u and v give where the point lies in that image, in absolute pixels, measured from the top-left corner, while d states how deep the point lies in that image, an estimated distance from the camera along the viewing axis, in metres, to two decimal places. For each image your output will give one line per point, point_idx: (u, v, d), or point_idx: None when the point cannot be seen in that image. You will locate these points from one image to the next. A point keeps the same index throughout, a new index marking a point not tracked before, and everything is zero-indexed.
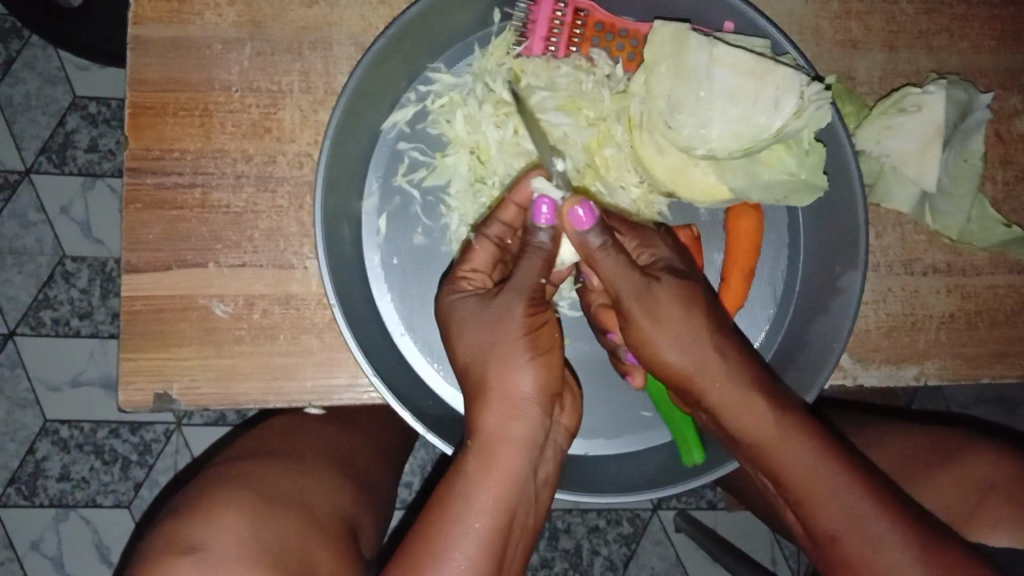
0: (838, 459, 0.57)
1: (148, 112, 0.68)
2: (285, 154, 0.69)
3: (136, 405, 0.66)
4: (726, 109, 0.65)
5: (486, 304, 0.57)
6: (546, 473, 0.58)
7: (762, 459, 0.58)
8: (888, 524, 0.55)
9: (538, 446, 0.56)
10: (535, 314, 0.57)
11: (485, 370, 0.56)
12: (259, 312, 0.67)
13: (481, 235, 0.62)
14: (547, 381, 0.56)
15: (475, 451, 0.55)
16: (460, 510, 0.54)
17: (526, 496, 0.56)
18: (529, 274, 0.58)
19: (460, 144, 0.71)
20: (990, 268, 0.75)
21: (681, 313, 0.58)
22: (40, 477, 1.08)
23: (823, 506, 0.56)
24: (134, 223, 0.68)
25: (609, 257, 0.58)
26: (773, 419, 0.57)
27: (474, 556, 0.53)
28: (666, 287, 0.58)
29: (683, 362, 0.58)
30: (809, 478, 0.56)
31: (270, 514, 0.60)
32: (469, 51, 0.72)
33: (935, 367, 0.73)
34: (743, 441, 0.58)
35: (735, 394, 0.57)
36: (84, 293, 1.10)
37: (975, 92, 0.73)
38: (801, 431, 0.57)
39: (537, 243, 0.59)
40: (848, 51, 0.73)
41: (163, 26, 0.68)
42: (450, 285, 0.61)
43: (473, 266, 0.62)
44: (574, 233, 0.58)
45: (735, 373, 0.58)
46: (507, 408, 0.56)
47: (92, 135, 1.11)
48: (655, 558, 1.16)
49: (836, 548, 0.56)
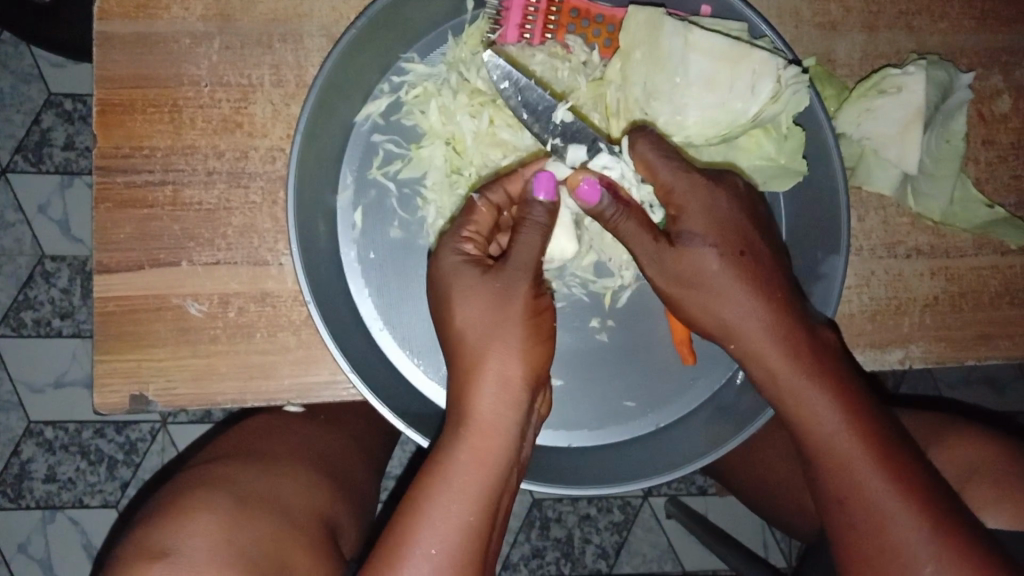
0: (862, 423, 0.56)
1: (116, 109, 0.67)
2: (257, 149, 0.67)
3: (113, 407, 0.66)
4: (703, 94, 0.64)
5: (492, 278, 0.55)
6: (524, 457, 0.58)
7: (788, 412, 0.58)
8: (897, 494, 0.55)
9: (522, 436, 0.56)
10: (535, 298, 0.55)
11: (480, 353, 0.54)
12: (235, 310, 0.66)
13: (483, 196, 0.60)
14: (535, 370, 0.55)
15: (466, 437, 0.54)
16: (447, 499, 0.53)
17: (508, 482, 0.56)
18: (528, 251, 0.56)
19: (434, 135, 0.70)
20: (974, 249, 0.74)
21: (715, 270, 0.57)
22: (25, 479, 1.07)
23: (836, 467, 0.56)
24: (105, 223, 0.66)
25: (623, 221, 0.57)
26: (802, 376, 0.57)
27: (458, 543, 0.53)
28: (694, 244, 0.57)
29: (716, 318, 0.58)
30: (828, 437, 0.56)
31: (246, 516, 0.59)
32: (442, 40, 0.71)
33: (920, 350, 0.73)
34: (771, 391, 0.59)
35: (769, 346, 0.57)
36: (65, 293, 1.09)
37: (956, 71, 0.72)
38: (827, 388, 0.57)
39: (533, 216, 0.58)
40: (828, 33, 0.72)
41: (129, 20, 0.66)
42: (451, 244, 0.58)
43: (474, 228, 0.59)
44: (586, 206, 0.57)
45: (768, 330, 0.57)
46: (496, 395, 0.54)
47: (69, 133, 1.10)
48: (646, 545, 1.16)
49: (843, 508, 0.57)
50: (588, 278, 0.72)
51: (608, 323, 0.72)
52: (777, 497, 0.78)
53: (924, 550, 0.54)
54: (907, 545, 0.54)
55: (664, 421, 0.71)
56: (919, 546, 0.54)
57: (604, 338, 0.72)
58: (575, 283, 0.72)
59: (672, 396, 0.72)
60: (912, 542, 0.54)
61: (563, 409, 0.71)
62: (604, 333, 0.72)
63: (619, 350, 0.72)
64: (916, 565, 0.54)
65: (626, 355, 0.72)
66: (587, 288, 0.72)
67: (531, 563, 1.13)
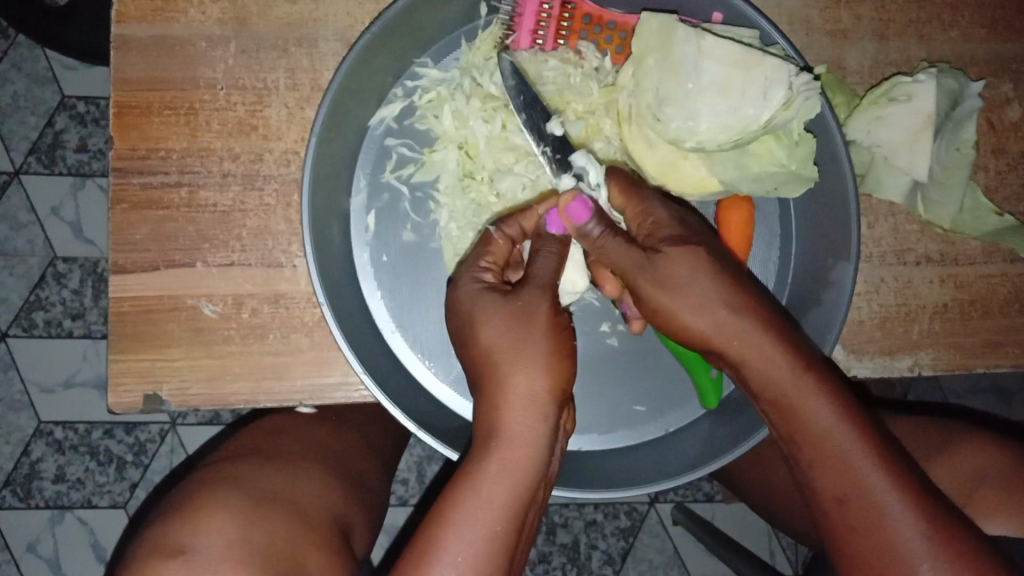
0: (857, 422, 0.56)
1: (133, 112, 0.67)
2: (271, 152, 0.68)
3: (126, 406, 0.66)
4: (715, 101, 0.64)
5: (509, 299, 0.56)
6: (551, 472, 0.57)
7: (781, 413, 0.57)
8: (895, 493, 0.54)
9: (551, 448, 0.56)
10: (556, 314, 0.56)
11: (508, 369, 0.55)
12: (249, 312, 0.67)
13: (499, 230, 0.61)
14: (561, 385, 0.55)
15: (493, 450, 0.54)
16: (474, 510, 0.53)
17: (535, 495, 0.55)
18: (545, 273, 0.58)
19: (448, 140, 0.71)
20: (983, 258, 0.74)
21: (699, 275, 0.56)
22: (35, 479, 1.08)
23: (832, 468, 0.55)
24: (121, 224, 0.67)
25: (610, 243, 0.58)
26: (797, 378, 0.56)
27: (485, 554, 0.53)
28: (674, 252, 0.56)
29: (702, 322, 0.56)
30: (823, 437, 0.55)
31: (261, 514, 0.59)
32: (456, 46, 0.72)
33: (929, 358, 0.73)
34: (763, 393, 0.57)
35: (754, 349, 0.56)
36: (76, 294, 1.10)
37: (966, 80, 0.73)
38: (821, 389, 0.56)
39: (549, 244, 0.59)
40: (839, 41, 0.72)
41: (147, 24, 0.67)
42: (471, 273, 0.59)
43: (490, 257, 0.60)
44: (573, 225, 0.58)
45: (757, 332, 0.56)
46: (526, 406, 0.54)
47: (82, 135, 1.11)
48: (652, 551, 1.16)
49: (842, 510, 0.56)
50: None
51: (618, 328, 0.72)
52: (785, 504, 0.78)
53: (921, 549, 0.53)
54: (904, 545, 0.54)
55: (673, 427, 0.72)
56: (914, 546, 0.53)
57: (614, 342, 0.72)
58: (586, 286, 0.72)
59: (681, 402, 0.72)
60: (913, 541, 0.54)
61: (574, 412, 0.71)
62: (613, 337, 0.72)
63: (628, 354, 0.72)
64: (913, 564, 0.53)
65: (635, 360, 0.72)
66: (598, 293, 0.72)
67: (538, 568, 1.13)
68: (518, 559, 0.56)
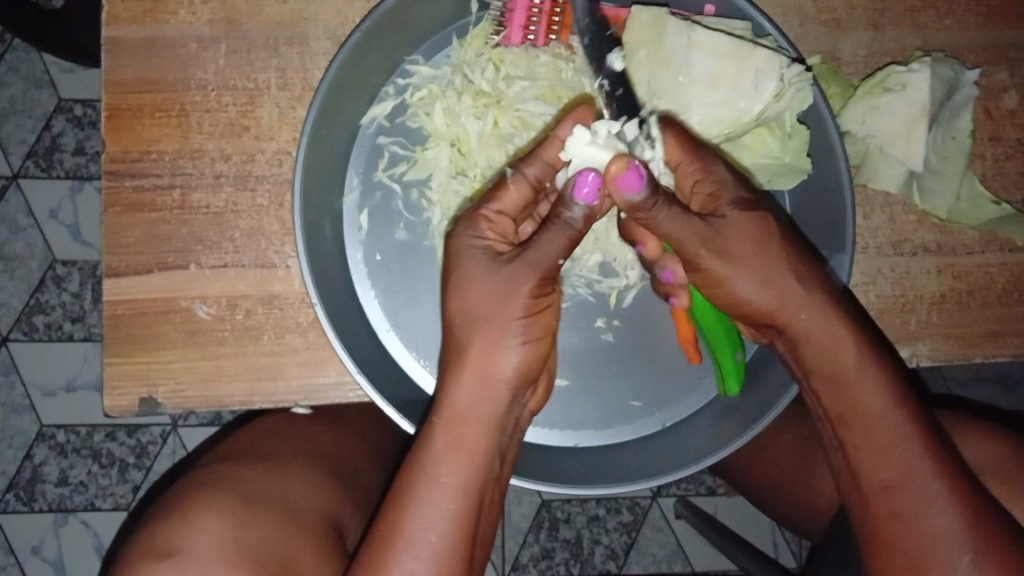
0: (908, 405, 0.57)
1: (124, 115, 0.67)
2: (263, 152, 0.68)
3: (122, 409, 0.66)
4: (706, 93, 0.65)
5: (496, 269, 0.54)
6: (510, 450, 0.58)
7: (835, 391, 0.58)
8: (938, 477, 0.55)
9: (505, 424, 0.56)
10: (539, 296, 0.55)
11: (471, 344, 0.54)
12: (243, 313, 0.67)
13: (519, 175, 0.59)
14: (528, 364, 0.55)
15: (445, 428, 0.55)
16: (428, 490, 0.53)
17: (493, 474, 0.56)
18: (548, 246, 0.54)
19: (440, 137, 0.70)
20: (981, 247, 0.74)
21: (763, 255, 0.56)
22: (38, 482, 1.08)
23: (879, 449, 0.56)
24: (114, 227, 0.67)
25: (662, 212, 0.55)
26: (858, 359, 0.57)
27: (444, 534, 0.53)
28: (737, 222, 0.57)
29: (765, 298, 0.57)
30: (876, 420, 0.57)
31: (252, 517, 0.60)
32: (448, 42, 0.71)
33: (928, 349, 0.73)
34: (817, 370, 0.59)
35: (821, 323, 0.57)
36: (76, 297, 1.10)
37: (961, 69, 0.72)
38: (879, 370, 0.57)
39: (569, 217, 0.55)
40: (833, 31, 0.72)
41: (136, 26, 0.67)
42: (469, 226, 0.57)
43: (501, 206, 0.58)
44: (623, 198, 0.54)
45: (822, 308, 0.57)
46: (479, 384, 0.55)
47: (79, 138, 1.11)
48: (655, 545, 1.16)
49: (885, 495, 0.56)
50: (593, 278, 0.72)
51: (615, 323, 0.72)
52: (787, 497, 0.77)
53: (959, 539, 0.54)
54: (943, 528, 0.54)
55: (671, 421, 0.71)
56: (956, 534, 0.54)
57: (611, 338, 0.72)
58: (581, 282, 0.72)
59: (680, 397, 0.72)
60: (951, 528, 0.54)
61: (570, 409, 0.71)
62: (610, 333, 0.72)
63: (625, 350, 0.72)
64: (954, 555, 0.54)
65: (632, 355, 0.72)
66: (593, 288, 0.72)
67: (540, 565, 1.13)
68: (481, 540, 0.56)
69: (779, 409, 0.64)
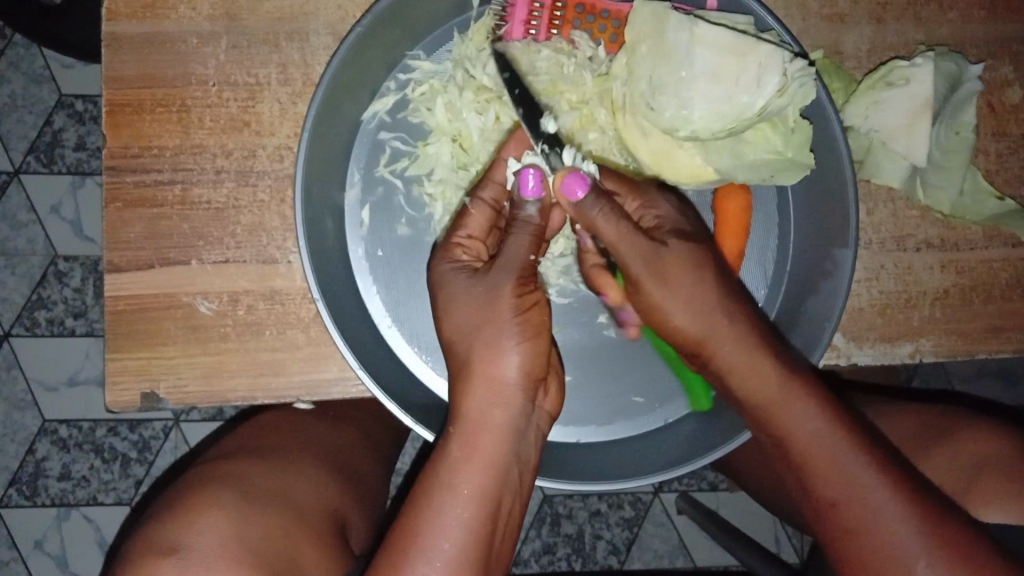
0: (843, 426, 0.56)
1: (124, 110, 0.67)
2: (264, 147, 0.68)
3: (124, 405, 0.66)
4: (709, 88, 0.64)
5: (477, 282, 0.56)
6: (529, 455, 0.57)
7: (768, 420, 0.57)
8: (887, 491, 0.54)
9: (519, 430, 0.55)
10: (524, 293, 0.56)
11: (473, 352, 0.55)
12: (244, 309, 0.67)
13: (478, 200, 0.62)
14: (532, 365, 0.55)
15: (458, 439, 0.54)
16: (443, 498, 0.53)
17: (510, 479, 0.55)
18: (516, 249, 0.57)
19: (441, 132, 0.70)
20: (984, 242, 0.74)
21: (689, 283, 0.57)
22: (41, 477, 1.09)
23: (821, 471, 0.56)
24: (115, 223, 0.67)
25: (609, 219, 0.56)
26: (783, 384, 0.56)
27: (461, 541, 0.53)
28: (671, 251, 0.58)
29: (691, 327, 0.57)
30: (810, 444, 0.56)
31: (253, 513, 0.60)
32: (449, 37, 0.71)
33: (930, 344, 0.72)
34: (746, 400, 0.58)
35: (741, 354, 0.57)
36: (77, 293, 1.10)
37: (966, 63, 0.72)
38: (808, 396, 0.56)
39: (525, 216, 0.58)
40: (836, 26, 0.71)
41: (137, 21, 0.67)
42: (444, 253, 0.59)
43: (468, 232, 0.60)
44: (568, 200, 0.57)
45: (744, 338, 0.57)
46: (488, 390, 0.54)
47: (79, 133, 1.11)
48: (657, 540, 1.16)
49: (836, 512, 0.56)
50: None
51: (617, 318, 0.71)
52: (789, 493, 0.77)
53: (913, 549, 0.54)
54: (898, 543, 0.54)
55: (673, 417, 0.71)
56: (913, 545, 0.54)
57: (613, 333, 0.72)
58: None
59: (681, 392, 0.71)
60: (907, 540, 0.54)
61: (572, 404, 0.71)
62: (612, 328, 0.72)
63: (627, 346, 0.72)
64: (909, 563, 0.54)
65: (633, 351, 0.72)
66: None
67: (541, 560, 1.13)
68: (502, 544, 0.56)
69: (736, 443, 0.64)
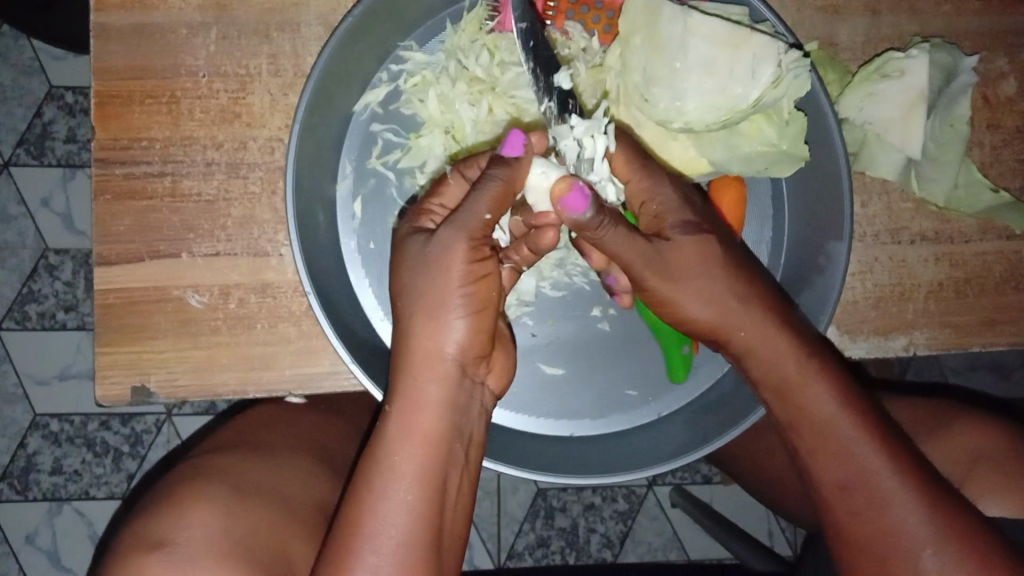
0: (858, 410, 0.57)
1: (113, 101, 0.66)
2: (255, 139, 0.67)
3: (114, 399, 0.66)
4: (703, 80, 0.64)
5: (428, 244, 0.55)
6: (475, 431, 0.57)
7: (782, 401, 0.58)
8: (898, 477, 0.54)
9: (460, 407, 0.55)
10: (475, 260, 0.54)
11: (414, 326, 0.54)
12: (235, 302, 0.66)
13: (458, 172, 0.60)
14: (473, 340, 0.54)
15: (398, 416, 0.54)
16: (385, 479, 0.53)
17: (455, 457, 0.55)
18: (472, 207, 0.54)
19: (434, 124, 0.70)
20: (978, 235, 0.74)
21: (703, 269, 0.58)
22: (32, 471, 1.08)
23: (832, 454, 0.56)
24: (104, 215, 0.66)
25: (609, 233, 0.55)
26: (798, 365, 0.57)
27: (408, 523, 0.52)
28: (684, 239, 0.58)
29: (706, 314, 0.59)
30: (823, 424, 0.57)
31: (241, 506, 0.60)
32: (441, 28, 0.70)
33: (924, 337, 0.72)
34: (765, 382, 0.59)
35: (760, 335, 0.58)
36: (68, 286, 1.09)
37: (960, 55, 0.71)
38: (825, 379, 0.57)
39: (490, 173, 0.56)
40: (830, 17, 0.71)
41: (126, 11, 0.66)
42: (413, 219, 0.59)
43: (443, 199, 0.60)
44: (569, 217, 0.55)
45: (760, 321, 0.58)
46: (426, 365, 0.54)
47: (70, 125, 1.09)
48: (651, 533, 1.16)
49: (843, 496, 0.56)
50: (588, 266, 0.71)
51: (610, 312, 0.71)
52: (781, 487, 0.77)
53: (923, 535, 0.53)
54: (905, 530, 0.54)
55: (667, 410, 0.71)
56: (920, 533, 0.53)
57: (606, 327, 0.71)
58: (576, 271, 0.72)
59: (675, 387, 0.71)
60: (914, 527, 0.54)
61: (566, 398, 0.71)
62: (605, 322, 0.71)
63: (620, 339, 0.71)
64: (917, 550, 0.53)
65: (626, 344, 0.71)
66: (588, 277, 0.72)
67: (535, 554, 1.13)
68: (454, 522, 0.55)
69: (749, 424, 0.64)
